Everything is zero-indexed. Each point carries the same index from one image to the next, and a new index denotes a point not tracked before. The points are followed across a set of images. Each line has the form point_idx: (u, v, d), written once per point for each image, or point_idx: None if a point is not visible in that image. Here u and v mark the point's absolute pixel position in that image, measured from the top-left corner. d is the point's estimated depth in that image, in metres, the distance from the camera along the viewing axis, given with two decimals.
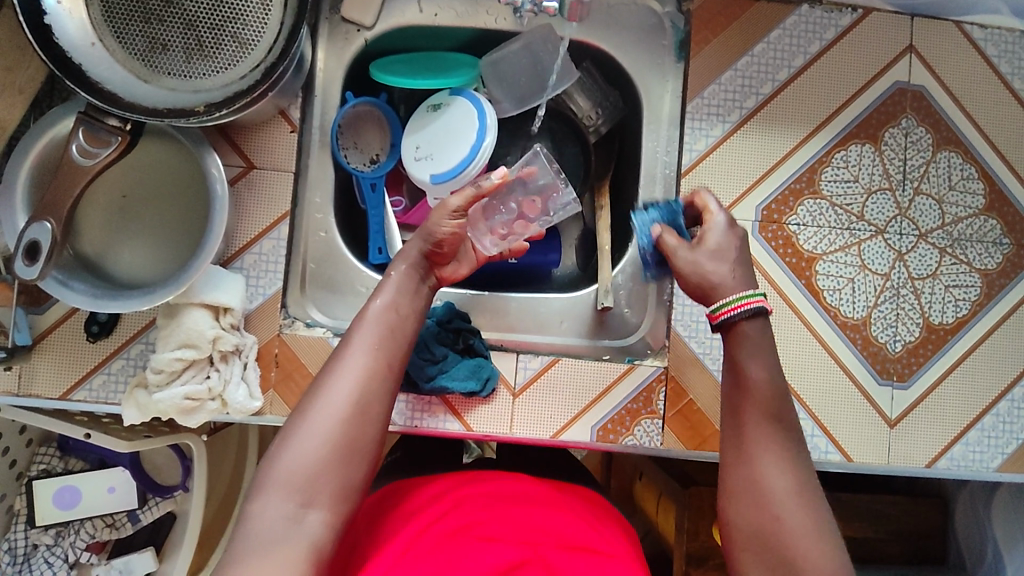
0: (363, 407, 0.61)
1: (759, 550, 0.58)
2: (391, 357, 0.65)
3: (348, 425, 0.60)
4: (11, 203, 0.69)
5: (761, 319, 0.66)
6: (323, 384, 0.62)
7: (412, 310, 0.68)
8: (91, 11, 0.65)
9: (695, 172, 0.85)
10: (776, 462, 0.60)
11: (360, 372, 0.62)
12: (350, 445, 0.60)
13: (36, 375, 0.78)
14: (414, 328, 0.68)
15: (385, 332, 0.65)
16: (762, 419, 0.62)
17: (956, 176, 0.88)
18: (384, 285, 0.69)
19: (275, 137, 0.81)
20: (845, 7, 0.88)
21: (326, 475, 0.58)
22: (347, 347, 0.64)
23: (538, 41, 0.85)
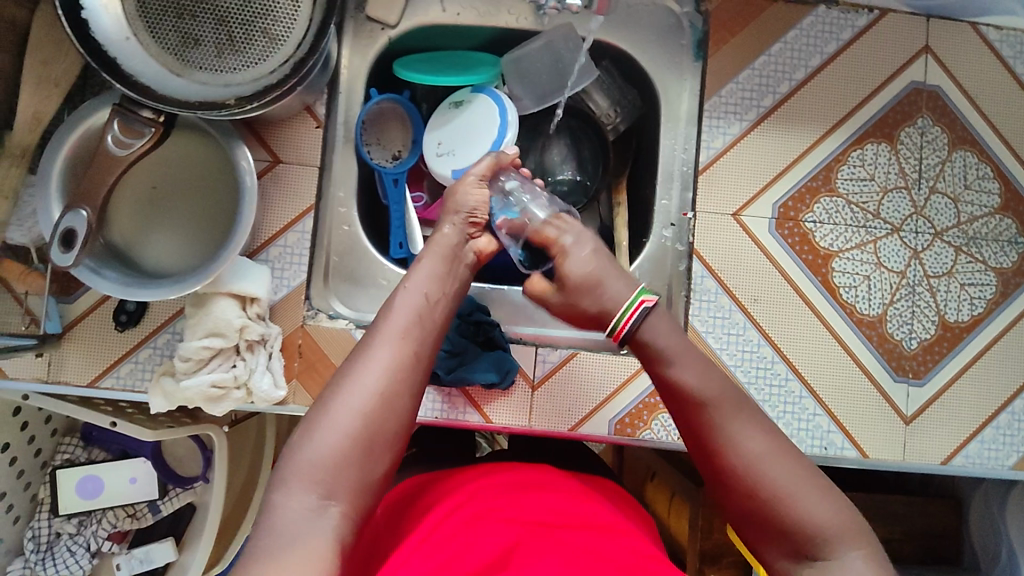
0: (387, 398, 0.61)
1: (767, 526, 0.60)
2: (417, 347, 0.65)
3: (379, 410, 0.60)
4: (47, 193, 0.71)
5: (655, 314, 0.71)
6: (352, 371, 0.63)
7: (442, 297, 0.70)
8: (126, 6, 0.66)
9: (712, 169, 0.86)
10: (736, 429, 0.63)
11: (388, 362, 0.63)
12: (371, 437, 0.59)
13: (65, 363, 0.80)
14: (443, 315, 0.69)
15: (412, 322, 0.66)
16: (712, 401, 0.65)
17: (972, 176, 0.89)
18: (415, 273, 0.71)
19: (301, 133, 0.83)
20: (862, 8, 0.89)
21: (346, 467, 0.58)
22: (374, 337, 0.65)
23: (559, 40, 0.86)
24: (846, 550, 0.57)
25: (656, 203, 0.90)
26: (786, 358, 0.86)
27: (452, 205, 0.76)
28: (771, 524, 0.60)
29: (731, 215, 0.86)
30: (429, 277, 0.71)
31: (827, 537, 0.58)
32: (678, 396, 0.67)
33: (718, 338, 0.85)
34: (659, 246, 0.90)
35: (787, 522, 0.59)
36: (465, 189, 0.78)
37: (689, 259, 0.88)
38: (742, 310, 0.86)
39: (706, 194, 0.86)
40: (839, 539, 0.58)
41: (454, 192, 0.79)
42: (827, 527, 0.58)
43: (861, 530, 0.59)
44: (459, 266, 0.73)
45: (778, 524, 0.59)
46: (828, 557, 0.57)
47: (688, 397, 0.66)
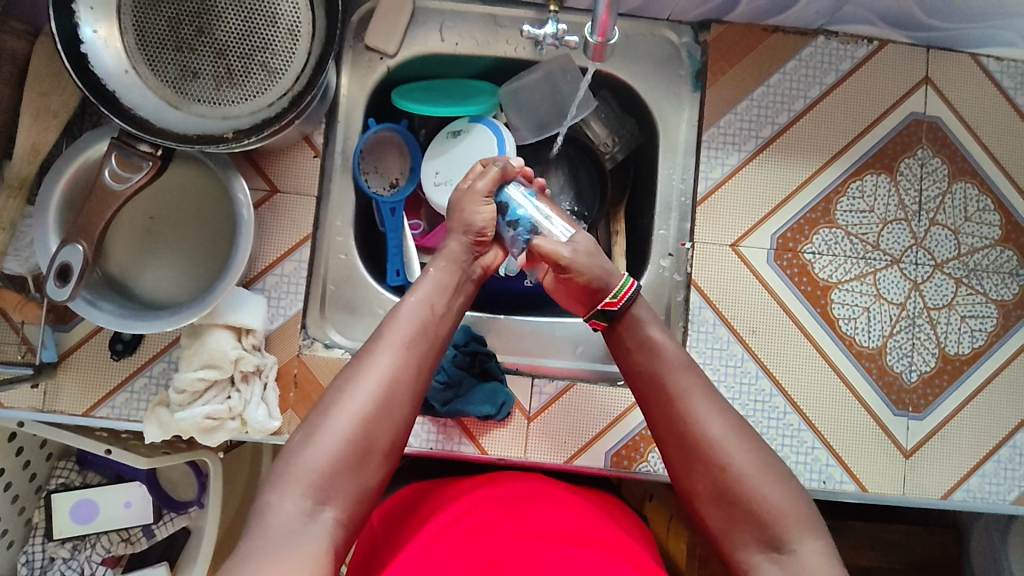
0: (388, 409, 0.63)
1: (726, 504, 0.63)
2: (420, 360, 0.67)
3: (377, 417, 0.62)
4: (43, 224, 0.71)
5: (641, 304, 0.73)
6: (354, 373, 0.65)
7: (448, 308, 0.72)
8: (126, 42, 0.69)
9: (710, 200, 0.86)
10: (705, 412, 0.66)
11: (391, 373, 0.64)
12: (368, 446, 0.61)
13: (61, 393, 0.79)
14: (448, 327, 0.72)
15: (416, 334, 0.68)
16: (681, 388, 0.67)
17: (972, 208, 0.88)
18: (422, 283, 0.72)
19: (298, 162, 0.83)
20: (862, 39, 0.89)
21: (342, 474, 0.59)
22: (378, 343, 0.67)
23: (557, 71, 0.86)
24: (801, 538, 0.60)
25: (654, 233, 0.90)
26: (784, 391, 0.85)
27: (460, 222, 0.76)
28: (730, 501, 0.62)
29: (729, 246, 0.86)
30: (434, 287, 0.72)
31: (784, 519, 0.61)
32: (650, 377, 0.69)
33: (714, 370, 0.85)
34: (656, 276, 0.90)
35: (746, 502, 0.62)
36: (472, 204, 0.76)
37: (687, 290, 0.87)
38: (740, 341, 0.85)
39: (704, 224, 0.86)
40: (795, 523, 0.61)
41: (461, 206, 0.76)
42: (784, 510, 0.61)
43: (813, 521, 0.62)
44: (463, 279, 0.75)
45: (737, 504, 0.62)
46: (781, 543, 0.60)
47: (660, 380, 0.68)
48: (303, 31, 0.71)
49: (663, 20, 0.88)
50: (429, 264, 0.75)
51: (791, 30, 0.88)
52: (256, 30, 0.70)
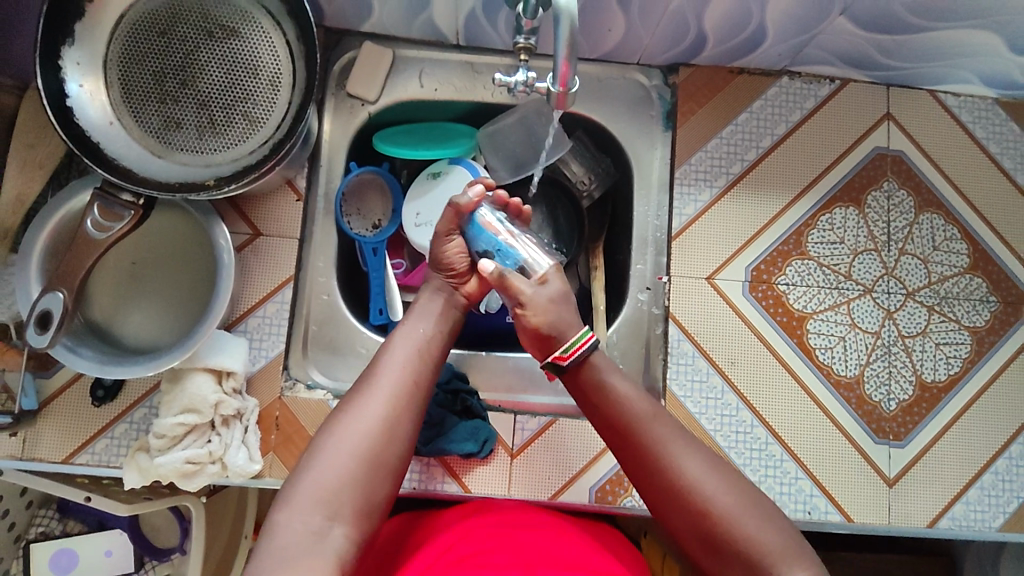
0: (394, 424, 0.65)
1: (715, 548, 0.63)
2: (421, 378, 0.69)
3: (382, 439, 0.64)
4: (26, 274, 0.72)
5: (600, 356, 0.73)
6: (354, 400, 0.66)
7: (440, 331, 0.74)
8: (112, 95, 0.72)
9: (685, 235, 0.88)
10: (679, 457, 0.66)
11: (394, 390, 0.67)
12: (376, 460, 0.63)
13: (40, 440, 0.79)
14: (441, 348, 0.73)
15: (416, 354, 0.71)
16: (650, 429, 0.67)
17: (940, 237, 0.91)
18: (416, 312, 0.75)
19: (281, 206, 0.85)
20: (824, 79, 0.92)
21: (351, 488, 0.61)
22: (380, 368, 0.69)
23: (532, 114, 0.90)
24: (791, 568, 0.60)
25: (631, 268, 0.91)
26: (765, 422, 0.86)
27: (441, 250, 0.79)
28: (716, 546, 0.63)
29: (705, 279, 0.88)
30: (428, 313, 0.75)
31: (770, 555, 0.61)
32: (617, 427, 0.69)
33: (696, 403, 0.85)
34: (636, 309, 0.91)
35: (731, 543, 0.62)
36: (440, 232, 0.78)
37: (665, 323, 0.88)
38: (720, 373, 0.86)
39: (680, 258, 0.88)
40: (781, 558, 0.61)
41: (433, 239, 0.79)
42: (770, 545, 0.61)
43: (801, 549, 0.62)
44: (454, 302, 0.77)
45: (724, 546, 0.62)
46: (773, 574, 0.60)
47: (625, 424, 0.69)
48: (284, 82, 0.75)
49: (634, 64, 0.92)
50: (422, 292, 0.77)
51: (755, 72, 0.92)
52: (239, 83, 0.74)
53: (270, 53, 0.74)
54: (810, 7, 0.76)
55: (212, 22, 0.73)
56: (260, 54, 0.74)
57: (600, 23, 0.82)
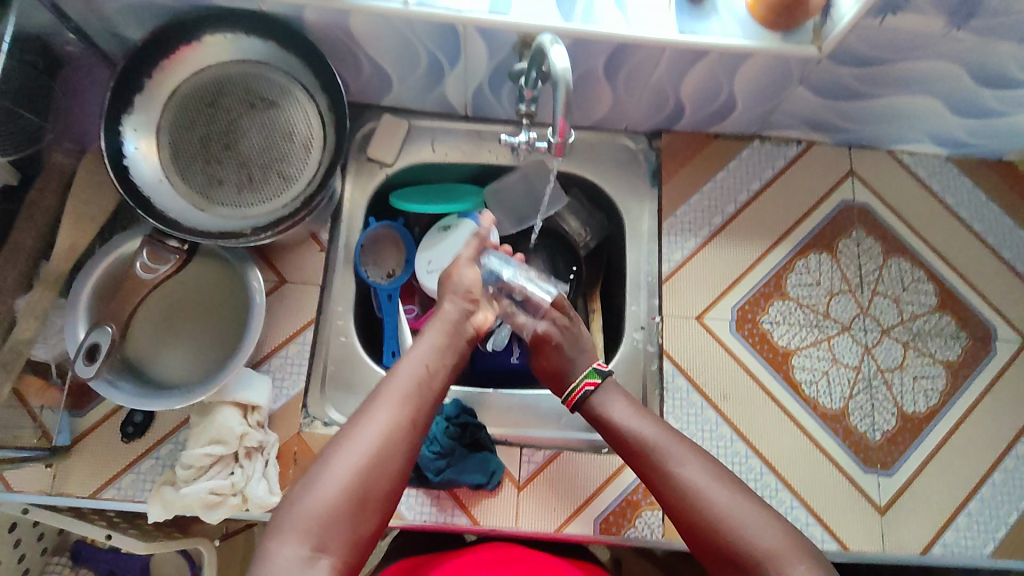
0: (386, 458, 0.69)
1: (717, 552, 0.66)
2: (417, 413, 0.73)
3: (375, 469, 0.67)
4: (74, 314, 0.79)
5: (607, 388, 0.82)
6: (351, 430, 0.70)
7: (441, 366, 0.78)
8: (163, 156, 0.82)
9: (674, 279, 0.96)
10: (680, 466, 0.71)
11: (390, 423, 0.70)
12: (366, 492, 0.66)
13: (69, 476, 0.83)
14: (441, 384, 0.78)
15: (413, 389, 0.74)
16: (656, 448, 0.74)
17: (908, 279, 0.99)
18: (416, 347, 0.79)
19: (306, 256, 0.93)
20: (792, 141, 1.04)
21: (338, 519, 0.64)
22: (379, 399, 0.73)
23: (532, 173, 1.01)
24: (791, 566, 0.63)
25: (626, 309, 0.98)
26: (758, 453, 0.90)
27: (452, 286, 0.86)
28: (721, 547, 0.66)
29: (694, 319, 0.95)
30: (428, 348, 0.80)
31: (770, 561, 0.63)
32: (630, 448, 0.76)
33: (692, 435, 0.90)
34: (631, 347, 0.96)
35: (737, 548, 0.65)
36: (459, 269, 0.87)
37: (659, 360, 0.95)
38: (713, 406, 0.92)
39: (671, 300, 0.96)
40: (782, 557, 0.63)
41: (450, 273, 0.88)
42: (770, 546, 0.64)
43: (804, 546, 0.65)
44: (456, 338, 0.82)
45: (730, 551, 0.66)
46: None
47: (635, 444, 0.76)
48: (315, 145, 0.86)
49: (622, 130, 1.03)
50: (424, 330, 0.82)
51: (730, 136, 1.03)
52: (276, 146, 0.85)
53: (305, 121, 0.86)
54: (772, 79, 0.88)
55: (255, 96, 0.85)
56: (295, 122, 0.86)
57: (592, 96, 0.94)
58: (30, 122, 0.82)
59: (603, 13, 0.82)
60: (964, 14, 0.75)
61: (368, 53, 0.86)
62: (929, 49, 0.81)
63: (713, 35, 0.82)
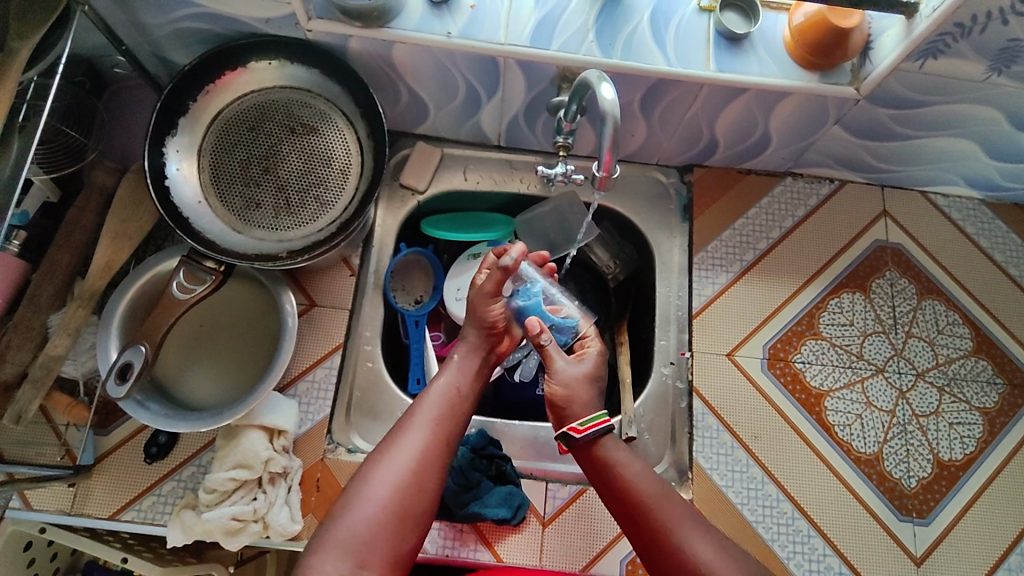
0: (423, 479, 0.69)
1: None
2: (447, 435, 0.73)
3: (413, 488, 0.68)
4: (107, 333, 0.79)
5: (617, 439, 0.77)
6: (386, 452, 0.70)
7: (469, 388, 0.80)
8: (203, 178, 0.83)
9: (704, 314, 0.96)
10: (689, 539, 0.67)
11: (422, 445, 0.71)
12: (404, 514, 0.67)
13: (90, 495, 0.82)
14: (469, 405, 0.79)
15: (442, 411, 0.75)
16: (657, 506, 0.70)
17: (943, 322, 0.97)
18: (445, 367, 0.80)
19: (337, 280, 0.94)
20: (824, 180, 1.03)
21: (377, 539, 0.64)
22: (412, 420, 0.73)
23: (565, 204, 1.00)
24: None
25: (655, 344, 0.97)
26: (790, 496, 0.88)
27: (476, 316, 0.84)
28: None
29: (725, 355, 0.94)
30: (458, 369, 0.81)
31: None
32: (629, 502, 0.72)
33: (722, 475, 0.88)
34: (660, 382, 0.95)
35: None
36: (485, 302, 0.85)
37: (689, 397, 0.93)
38: (744, 447, 0.90)
39: (701, 336, 0.95)
40: None
41: (472, 307, 0.84)
42: None
43: None
44: (481, 363, 0.83)
45: None
46: None
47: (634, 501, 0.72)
48: (352, 171, 0.86)
49: (653, 164, 1.03)
50: (451, 353, 0.83)
51: (762, 173, 1.03)
52: (313, 170, 0.86)
53: (343, 147, 0.87)
54: (808, 118, 0.88)
55: (295, 121, 0.86)
56: (333, 147, 0.86)
57: (626, 130, 0.95)
58: (73, 141, 0.86)
59: (640, 48, 0.81)
60: (1005, 60, 0.75)
61: (408, 82, 0.88)
62: (969, 93, 0.81)
63: (751, 72, 0.82)
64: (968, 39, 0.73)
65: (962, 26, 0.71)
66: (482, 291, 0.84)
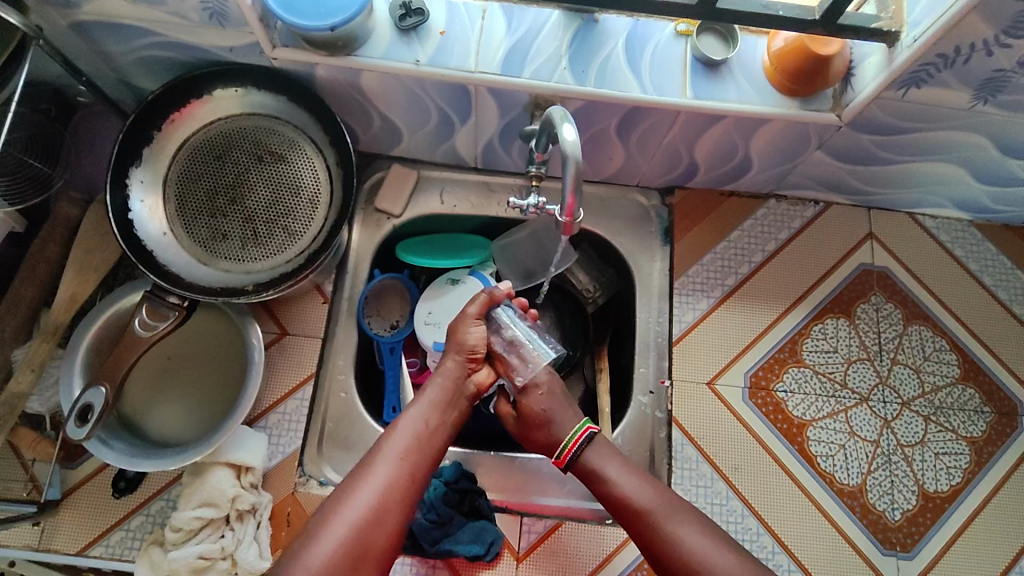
0: (384, 514, 0.68)
1: None
2: (414, 471, 0.72)
3: (371, 525, 0.67)
4: (70, 369, 0.78)
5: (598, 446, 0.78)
6: (351, 487, 0.69)
7: (443, 422, 0.77)
8: (168, 210, 0.82)
9: (685, 341, 0.94)
10: (679, 532, 0.71)
11: (388, 481, 0.70)
12: (360, 551, 0.66)
13: (58, 531, 0.81)
14: (443, 440, 0.76)
15: (413, 445, 0.73)
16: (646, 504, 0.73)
17: (930, 348, 0.95)
18: (419, 398, 0.78)
19: (309, 308, 0.92)
20: (809, 202, 1.01)
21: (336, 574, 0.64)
22: (379, 454, 0.72)
23: (541, 229, 0.97)
24: None
25: (635, 371, 0.95)
26: (770, 530, 0.86)
27: (454, 341, 0.82)
28: None
29: (705, 384, 0.92)
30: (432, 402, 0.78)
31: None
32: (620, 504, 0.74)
33: (701, 509, 0.86)
34: (638, 411, 0.93)
35: None
36: (464, 327, 0.83)
37: (668, 427, 0.91)
38: (724, 479, 0.88)
39: (681, 364, 0.93)
40: None
41: (455, 329, 0.83)
42: None
43: None
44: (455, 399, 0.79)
45: None
46: None
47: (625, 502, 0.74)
48: (322, 200, 0.85)
49: (634, 186, 1.01)
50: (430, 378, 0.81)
51: (744, 194, 1.01)
52: (282, 200, 0.84)
53: (312, 176, 0.85)
54: (790, 144, 0.86)
55: (263, 149, 0.84)
56: (302, 176, 0.85)
57: (604, 154, 0.92)
58: (38, 172, 0.83)
59: (615, 75, 0.79)
60: (991, 90, 0.73)
61: (379, 108, 0.86)
62: (955, 121, 0.79)
63: (730, 100, 0.79)
64: (952, 69, 0.71)
65: (944, 57, 0.69)
66: (464, 314, 0.84)
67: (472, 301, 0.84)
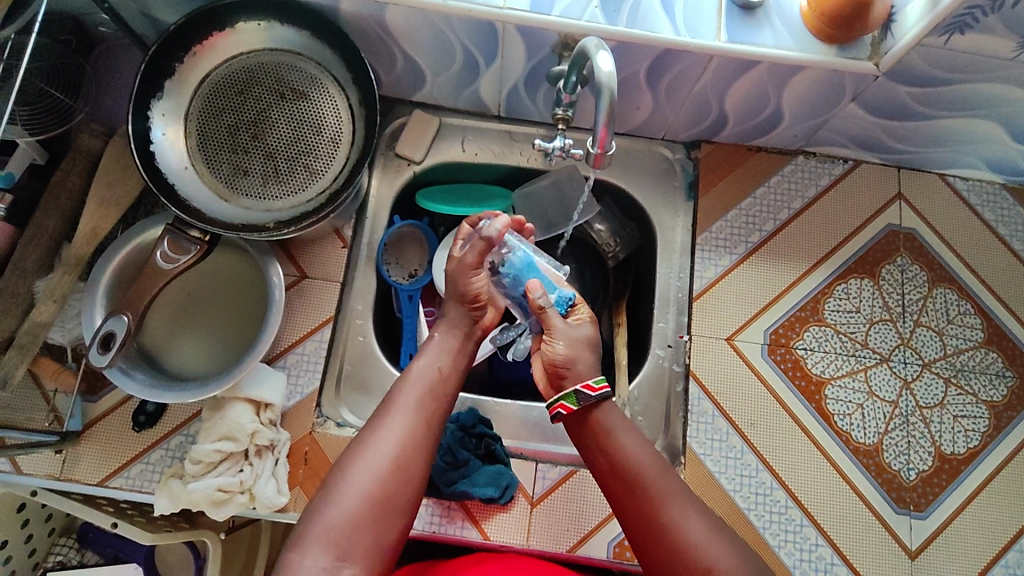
0: (403, 467, 0.66)
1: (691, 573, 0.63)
2: (430, 419, 0.71)
3: (393, 477, 0.65)
4: (93, 299, 0.78)
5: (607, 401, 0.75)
6: (367, 440, 0.67)
7: (453, 369, 0.76)
8: (189, 143, 0.81)
9: (705, 296, 0.93)
10: (665, 498, 0.67)
11: (404, 432, 0.68)
12: (384, 502, 0.64)
13: (79, 461, 0.82)
14: (454, 388, 0.75)
15: (425, 394, 0.72)
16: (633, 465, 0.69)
17: (954, 311, 0.94)
18: (427, 350, 0.77)
19: (328, 252, 0.91)
20: (837, 159, 0.99)
21: (360, 531, 0.62)
22: (393, 405, 0.70)
23: (564, 178, 0.97)
24: None
25: (653, 325, 0.95)
26: (785, 484, 0.86)
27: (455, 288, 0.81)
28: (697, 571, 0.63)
29: (725, 339, 0.91)
30: (440, 350, 0.77)
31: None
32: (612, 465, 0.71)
33: (715, 462, 0.87)
34: (655, 365, 0.93)
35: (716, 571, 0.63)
36: (465, 275, 0.80)
37: (686, 380, 0.91)
38: (739, 433, 0.88)
39: (701, 319, 0.92)
40: None
41: (454, 279, 0.80)
42: None
43: None
44: (466, 342, 0.80)
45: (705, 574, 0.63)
46: None
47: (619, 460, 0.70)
48: (343, 139, 0.84)
49: (659, 139, 0.99)
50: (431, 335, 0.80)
51: (772, 151, 0.99)
52: (303, 138, 0.83)
53: (334, 115, 0.84)
54: (823, 95, 0.84)
55: (285, 85, 0.83)
56: (324, 115, 0.84)
57: (631, 102, 0.90)
58: (59, 103, 0.83)
59: (647, 16, 0.77)
60: None
61: (403, 47, 0.84)
62: (998, 72, 0.76)
63: (764, 45, 0.77)
64: (998, 14, 0.68)
65: None
66: (463, 263, 0.79)
67: (471, 248, 0.79)
